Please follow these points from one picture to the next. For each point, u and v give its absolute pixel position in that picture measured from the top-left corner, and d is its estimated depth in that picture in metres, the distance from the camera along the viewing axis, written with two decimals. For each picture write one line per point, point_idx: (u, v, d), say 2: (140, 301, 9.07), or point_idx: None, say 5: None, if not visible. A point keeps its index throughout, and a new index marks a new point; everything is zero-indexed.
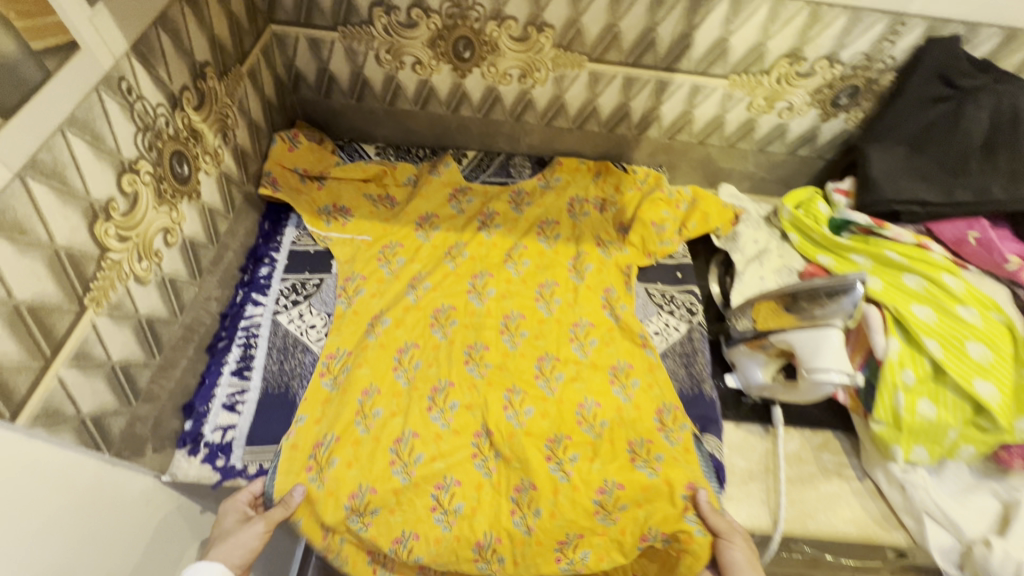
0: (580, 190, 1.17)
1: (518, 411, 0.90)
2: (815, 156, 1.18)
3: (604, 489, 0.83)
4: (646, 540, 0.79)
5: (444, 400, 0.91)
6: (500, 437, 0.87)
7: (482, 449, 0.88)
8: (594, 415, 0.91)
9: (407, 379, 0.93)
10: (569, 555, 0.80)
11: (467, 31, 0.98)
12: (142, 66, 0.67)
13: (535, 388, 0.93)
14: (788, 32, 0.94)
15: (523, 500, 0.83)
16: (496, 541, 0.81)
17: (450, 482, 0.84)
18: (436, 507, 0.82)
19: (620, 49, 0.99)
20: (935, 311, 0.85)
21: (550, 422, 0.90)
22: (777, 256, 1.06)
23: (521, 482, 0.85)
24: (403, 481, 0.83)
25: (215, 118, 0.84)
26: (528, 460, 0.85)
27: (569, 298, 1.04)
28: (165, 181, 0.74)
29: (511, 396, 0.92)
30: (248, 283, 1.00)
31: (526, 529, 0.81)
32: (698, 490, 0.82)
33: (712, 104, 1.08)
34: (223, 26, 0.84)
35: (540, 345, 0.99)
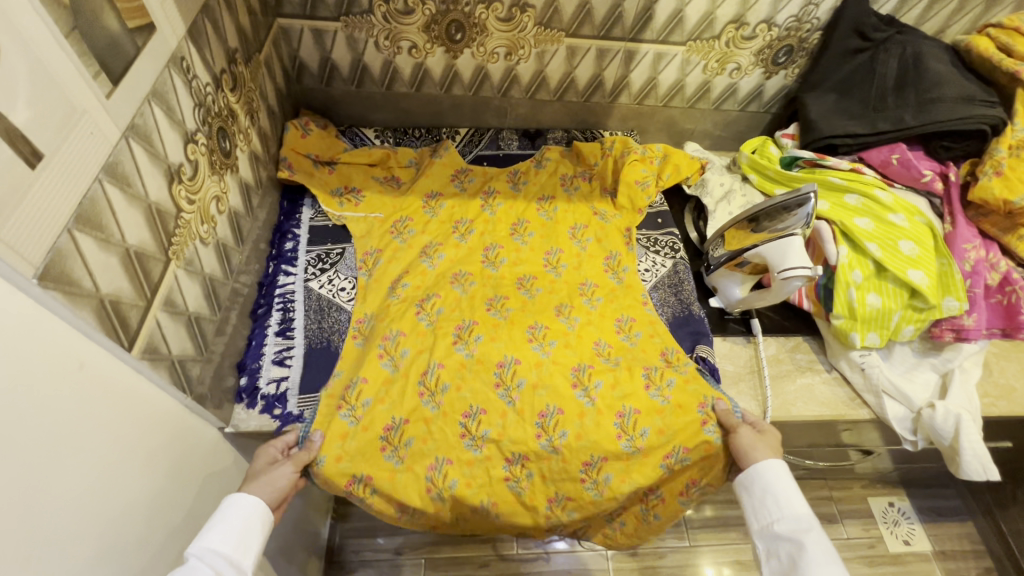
0: (568, 168, 1.31)
1: (543, 342, 1.00)
2: (762, 110, 1.37)
3: (623, 413, 0.92)
4: (670, 457, 0.89)
5: (469, 333, 1.00)
6: (525, 367, 0.96)
7: (504, 379, 0.95)
8: (609, 351, 1.00)
9: (430, 321, 1.02)
10: (593, 475, 0.89)
11: (458, 15, 1.10)
12: (194, 48, 0.76)
13: (555, 325, 1.02)
14: (732, 1, 1.11)
15: (548, 424, 0.90)
16: (524, 458, 0.89)
17: (476, 411, 0.91)
18: (465, 433, 0.90)
19: (593, 23, 1.13)
20: (873, 220, 1.03)
21: (573, 352, 0.99)
22: (740, 195, 1.23)
23: (547, 409, 0.92)
24: (432, 410, 0.92)
25: (245, 101, 0.93)
26: (553, 386, 0.94)
27: (574, 263, 1.14)
28: (215, 154, 0.83)
29: (533, 331, 1.01)
30: (277, 256, 1.09)
31: (552, 449, 0.89)
32: (710, 402, 0.92)
33: (673, 69, 1.24)
34: (245, 17, 0.93)
35: (555, 297, 1.08)
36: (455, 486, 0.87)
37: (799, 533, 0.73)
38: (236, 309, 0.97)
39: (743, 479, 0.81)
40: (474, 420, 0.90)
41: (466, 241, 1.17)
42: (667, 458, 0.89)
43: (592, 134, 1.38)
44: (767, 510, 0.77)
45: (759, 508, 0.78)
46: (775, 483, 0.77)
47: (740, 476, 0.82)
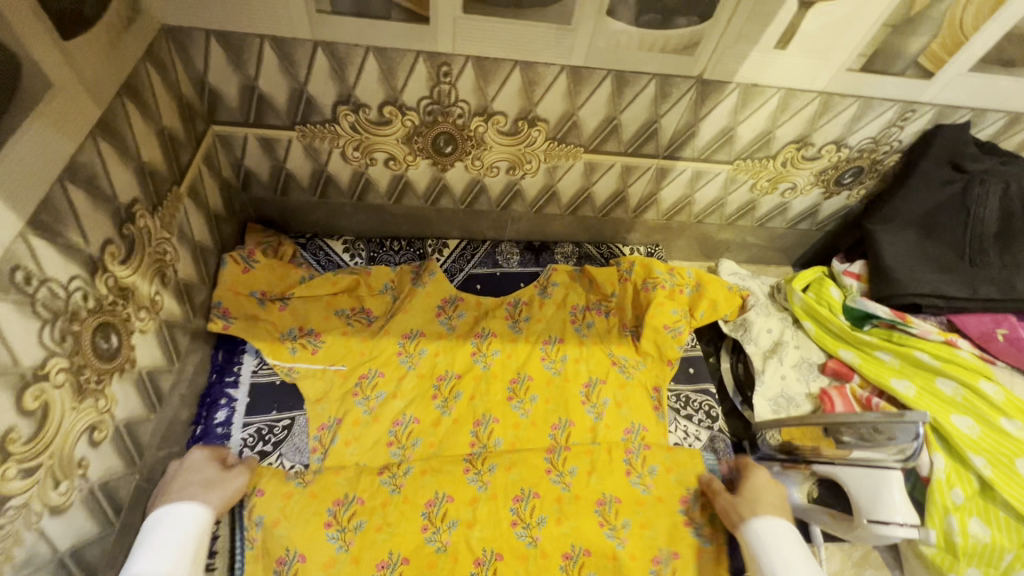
0: (580, 298, 1.07)
1: (530, 526, 0.83)
2: (815, 229, 1.13)
3: (604, 501, 0.86)
4: (658, 561, 0.82)
5: (441, 518, 0.82)
6: (510, 564, 0.80)
7: (475, 464, 0.87)
8: (615, 513, 0.85)
9: (398, 488, 0.83)
10: (573, 572, 0.80)
11: (448, 127, 0.85)
12: (44, 240, 0.50)
13: (546, 490, 0.86)
14: (797, 120, 0.87)
15: (523, 510, 0.84)
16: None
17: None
18: (428, 526, 0.81)
19: (620, 140, 0.89)
20: (978, 423, 0.80)
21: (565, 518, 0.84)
22: (795, 349, 0.99)
23: (572, 550, 0.82)
24: (393, 492, 0.83)
25: (149, 263, 0.68)
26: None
27: (586, 462, 0.90)
28: (87, 368, 0.58)
29: (520, 508, 0.84)
30: (203, 436, 0.84)
31: (530, 542, 0.82)
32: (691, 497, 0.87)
33: (714, 187, 1.01)
34: (153, 148, 0.68)
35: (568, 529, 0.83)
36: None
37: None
38: None
39: (746, 537, 0.76)
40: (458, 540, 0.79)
41: (448, 409, 0.93)
42: (655, 565, 0.81)
43: (609, 249, 1.15)
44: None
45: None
46: (781, 538, 0.74)
47: (744, 526, 0.77)
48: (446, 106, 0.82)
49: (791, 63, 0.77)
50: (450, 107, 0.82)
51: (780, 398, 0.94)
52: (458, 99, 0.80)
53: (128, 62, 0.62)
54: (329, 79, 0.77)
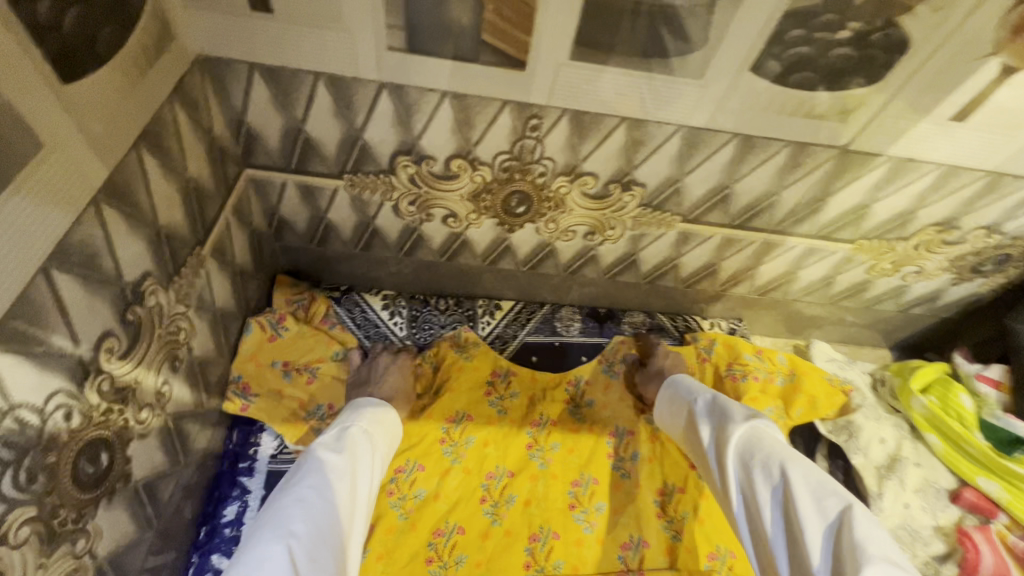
0: None
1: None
2: (929, 315, 0.97)
3: None
4: None
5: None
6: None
7: (537, 558, 0.75)
8: None
9: None
10: (541, 562, 0.75)
11: (525, 186, 0.71)
12: (13, 355, 0.37)
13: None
14: (949, 201, 0.71)
15: None
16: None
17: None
18: None
19: (727, 210, 0.74)
20: None
21: None
22: (915, 466, 0.82)
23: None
24: None
25: (160, 348, 0.55)
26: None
27: None
28: (64, 507, 0.44)
29: None
30: (208, 538, 0.69)
31: None
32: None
33: (824, 265, 0.85)
34: (174, 206, 0.55)
35: None
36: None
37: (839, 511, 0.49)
38: None
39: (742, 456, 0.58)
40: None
41: (496, 517, 0.78)
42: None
43: (685, 322, 0.99)
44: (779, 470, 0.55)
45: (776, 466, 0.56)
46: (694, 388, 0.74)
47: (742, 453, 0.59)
48: (527, 163, 0.67)
49: (964, 138, 0.62)
50: (531, 165, 0.68)
51: (902, 529, 0.77)
52: (543, 156, 0.66)
53: (152, 103, 0.49)
54: (392, 127, 0.63)
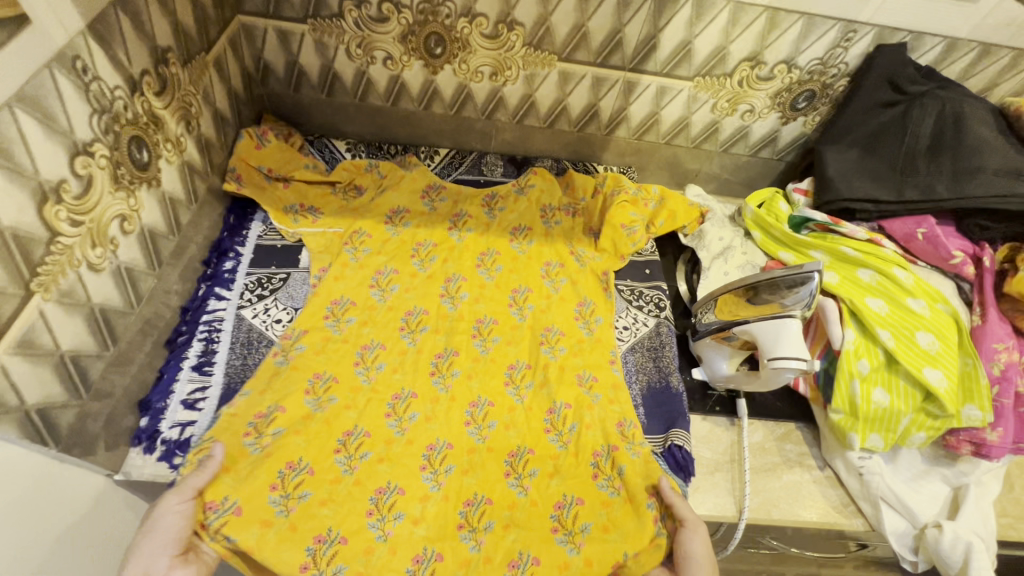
0: (552, 199, 1.20)
1: (476, 529, 0.80)
2: (776, 158, 1.23)
3: (554, 409, 0.92)
4: (551, 412, 0.92)
5: (404, 409, 0.89)
6: (409, 501, 0.80)
7: (450, 291, 1.05)
8: (563, 420, 0.91)
9: (368, 378, 0.91)
10: (452, 292, 1.04)
11: (438, 28, 0.99)
12: (98, 45, 0.65)
13: (501, 401, 0.92)
14: (748, 37, 0.97)
15: (477, 413, 0.91)
16: (436, 560, 0.76)
17: (333, 538, 0.75)
18: (391, 413, 0.88)
19: (589, 49, 1.01)
20: (888, 303, 0.89)
21: (515, 432, 0.90)
22: (740, 253, 1.09)
23: (473, 498, 0.83)
24: (364, 381, 0.90)
25: (178, 106, 0.83)
26: (449, 531, 0.79)
27: (540, 378, 0.96)
28: (123, 165, 0.72)
29: (473, 412, 0.91)
30: (212, 277, 0.97)
31: (479, 438, 0.88)
32: (569, 503, 0.83)
33: (678, 105, 1.11)
34: (188, 13, 0.83)
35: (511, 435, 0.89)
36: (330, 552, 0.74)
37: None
38: (152, 337, 0.85)
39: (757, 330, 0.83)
40: (330, 531, 0.75)
41: (424, 270, 1.07)
42: (558, 511, 0.82)
43: (585, 166, 1.27)
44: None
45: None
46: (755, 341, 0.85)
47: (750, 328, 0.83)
48: (436, 5, 0.95)
49: None
50: (439, 7, 0.95)
51: None
52: None
53: None
54: None
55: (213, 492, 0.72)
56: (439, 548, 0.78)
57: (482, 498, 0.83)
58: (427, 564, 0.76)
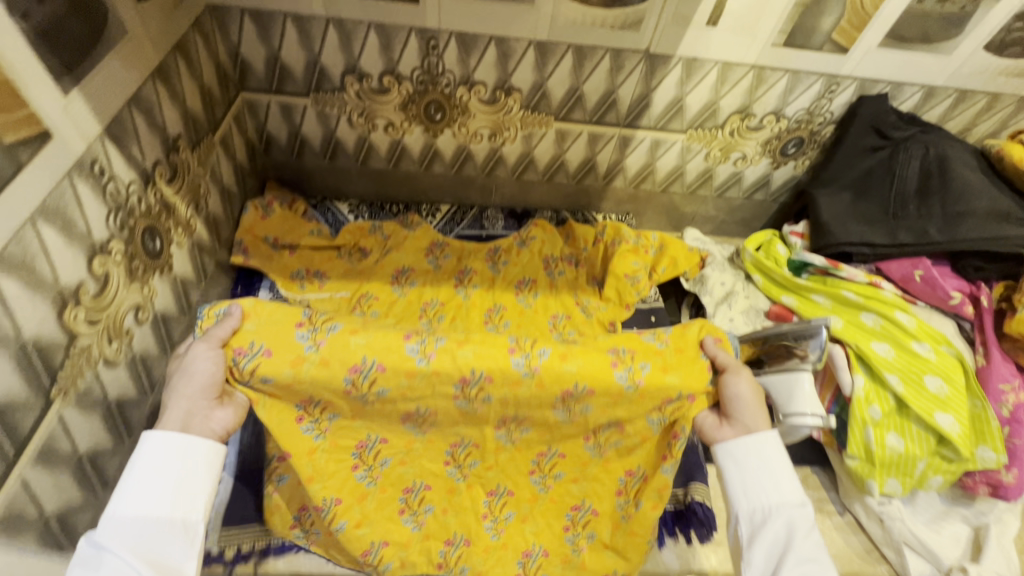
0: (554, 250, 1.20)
1: (545, 475, 0.81)
2: (770, 199, 1.26)
3: (578, 508, 0.83)
4: (577, 508, 0.83)
5: (418, 503, 0.81)
6: (447, 415, 0.69)
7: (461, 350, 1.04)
8: (585, 522, 0.83)
9: (372, 481, 0.78)
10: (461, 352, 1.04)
11: (438, 96, 1.01)
12: (113, 147, 0.66)
13: (521, 487, 0.83)
14: (737, 92, 1.01)
15: (495, 504, 0.83)
16: (484, 380, 0.64)
17: (372, 366, 0.62)
18: (404, 509, 0.81)
19: (585, 108, 1.04)
20: (894, 347, 0.90)
21: (532, 527, 0.84)
22: (743, 298, 1.11)
23: (546, 451, 0.79)
24: (369, 485, 0.78)
25: (188, 189, 0.84)
26: (534, 404, 0.67)
27: (573, 470, 0.80)
28: (137, 257, 0.72)
29: (490, 501, 0.83)
30: None
31: (494, 534, 0.84)
32: (621, 350, 0.68)
33: (672, 155, 1.14)
34: (195, 100, 0.85)
35: (528, 531, 0.84)
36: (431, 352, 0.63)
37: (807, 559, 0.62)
38: None
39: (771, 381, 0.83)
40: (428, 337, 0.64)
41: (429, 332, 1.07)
42: (614, 351, 0.67)
43: (583, 216, 1.27)
44: (757, 495, 0.67)
45: (743, 484, 0.68)
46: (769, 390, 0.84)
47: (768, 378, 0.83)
48: (435, 75, 0.98)
49: (723, 40, 0.92)
50: (439, 77, 0.98)
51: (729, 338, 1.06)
52: (445, 69, 0.97)
53: (181, 26, 0.79)
54: (339, 51, 0.94)
55: (238, 340, 0.62)
56: (494, 377, 0.64)
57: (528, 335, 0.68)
58: (466, 386, 0.65)
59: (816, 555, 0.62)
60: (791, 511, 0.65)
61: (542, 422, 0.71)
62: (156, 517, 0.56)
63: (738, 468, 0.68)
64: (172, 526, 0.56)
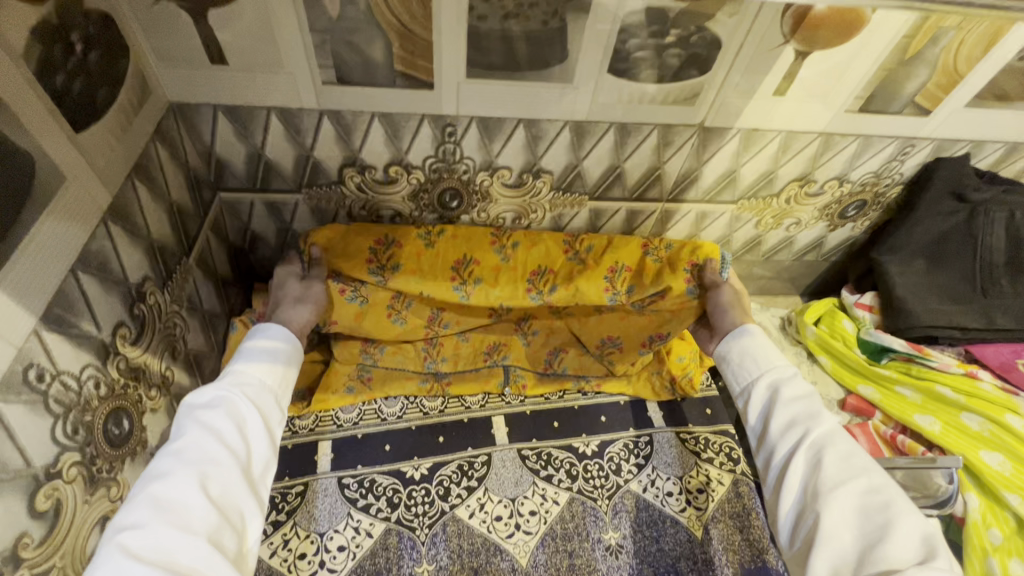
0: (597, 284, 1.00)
1: (542, 294, 0.91)
2: (822, 260, 1.13)
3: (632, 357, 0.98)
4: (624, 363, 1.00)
5: (500, 354, 1.00)
6: (485, 268, 0.89)
7: (518, 381, 1.00)
8: (603, 346, 0.99)
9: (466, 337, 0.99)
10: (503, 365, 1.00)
11: (454, 183, 0.86)
12: (56, 334, 0.50)
13: (552, 329, 1.00)
14: (799, 160, 0.88)
15: (556, 360, 1.02)
16: (517, 245, 0.88)
17: (467, 261, 0.87)
18: (492, 352, 1.00)
19: (624, 186, 0.89)
20: (1009, 459, 0.78)
21: (581, 362, 1.02)
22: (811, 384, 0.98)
23: (514, 320, 0.97)
24: (458, 343, 0.98)
25: (162, 339, 0.68)
26: (511, 283, 0.90)
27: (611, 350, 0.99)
28: (100, 458, 0.56)
29: (551, 357, 1.02)
30: None
31: (561, 365, 1.02)
32: (619, 269, 0.88)
33: (720, 225, 1.01)
34: (163, 224, 0.69)
35: (585, 361, 1.02)
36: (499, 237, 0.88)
37: (829, 442, 0.64)
38: None
39: (722, 352, 0.81)
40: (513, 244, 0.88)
41: (454, 453, 0.92)
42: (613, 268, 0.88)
43: None
44: (747, 372, 0.77)
45: (737, 372, 0.78)
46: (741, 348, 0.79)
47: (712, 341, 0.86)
48: (452, 163, 0.82)
49: (789, 108, 0.79)
50: (457, 164, 0.83)
51: None
52: (464, 156, 0.81)
53: (139, 143, 0.63)
54: (336, 144, 0.78)
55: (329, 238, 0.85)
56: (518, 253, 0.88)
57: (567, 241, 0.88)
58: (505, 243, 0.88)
59: (846, 446, 0.64)
60: (785, 374, 0.74)
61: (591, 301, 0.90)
62: (256, 374, 0.64)
63: (738, 355, 0.79)
64: (268, 397, 0.64)
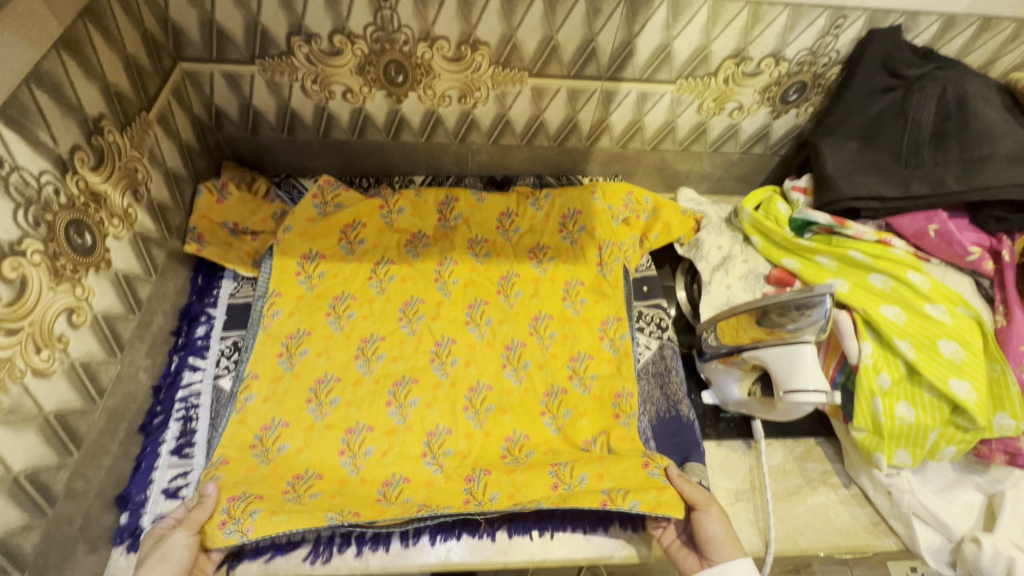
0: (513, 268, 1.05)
1: (479, 410, 0.91)
2: (770, 153, 1.16)
3: (550, 392, 0.94)
4: (549, 394, 0.93)
5: (405, 395, 0.91)
6: (422, 388, 0.92)
7: (432, 447, 0.87)
8: (519, 355, 0.97)
9: (369, 370, 0.93)
10: (434, 450, 0.87)
11: (397, 55, 0.91)
12: (12, 131, 0.58)
13: (498, 382, 0.94)
14: (730, 33, 0.90)
15: (477, 398, 0.92)
16: (451, 343, 0.97)
17: (376, 337, 0.96)
18: (392, 402, 0.90)
19: (561, 61, 0.94)
20: (904, 311, 0.83)
21: (512, 417, 0.91)
22: (741, 262, 1.03)
23: (435, 428, 0.89)
24: (365, 373, 0.92)
25: (121, 176, 0.76)
26: (449, 405, 0.91)
27: (537, 360, 0.97)
28: (63, 256, 0.65)
29: (473, 396, 0.92)
30: (184, 346, 0.91)
31: (477, 423, 0.90)
32: (574, 283, 1.05)
33: (661, 109, 1.04)
34: (119, 73, 0.76)
35: (507, 421, 0.91)
36: (416, 249, 1.06)
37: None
38: (124, 423, 0.80)
39: None
40: (446, 261, 1.05)
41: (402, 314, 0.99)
42: (568, 286, 1.04)
43: (569, 180, 1.19)
44: None
45: None
46: None
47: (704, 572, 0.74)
48: (391, 32, 0.88)
49: None
50: (396, 34, 0.88)
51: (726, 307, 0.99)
52: (401, 24, 0.86)
53: None
54: (280, 9, 0.83)
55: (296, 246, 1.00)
56: (455, 296, 1.02)
57: (483, 238, 1.08)
58: (445, 278, 1.03)
59: None
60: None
61: (534, 345, 0.98)
62: None
63: None
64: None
